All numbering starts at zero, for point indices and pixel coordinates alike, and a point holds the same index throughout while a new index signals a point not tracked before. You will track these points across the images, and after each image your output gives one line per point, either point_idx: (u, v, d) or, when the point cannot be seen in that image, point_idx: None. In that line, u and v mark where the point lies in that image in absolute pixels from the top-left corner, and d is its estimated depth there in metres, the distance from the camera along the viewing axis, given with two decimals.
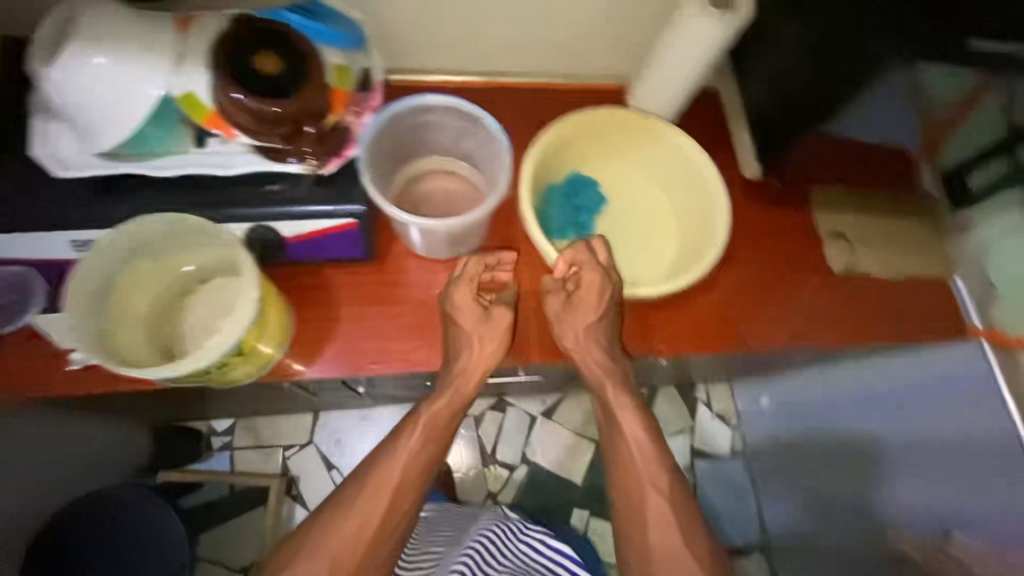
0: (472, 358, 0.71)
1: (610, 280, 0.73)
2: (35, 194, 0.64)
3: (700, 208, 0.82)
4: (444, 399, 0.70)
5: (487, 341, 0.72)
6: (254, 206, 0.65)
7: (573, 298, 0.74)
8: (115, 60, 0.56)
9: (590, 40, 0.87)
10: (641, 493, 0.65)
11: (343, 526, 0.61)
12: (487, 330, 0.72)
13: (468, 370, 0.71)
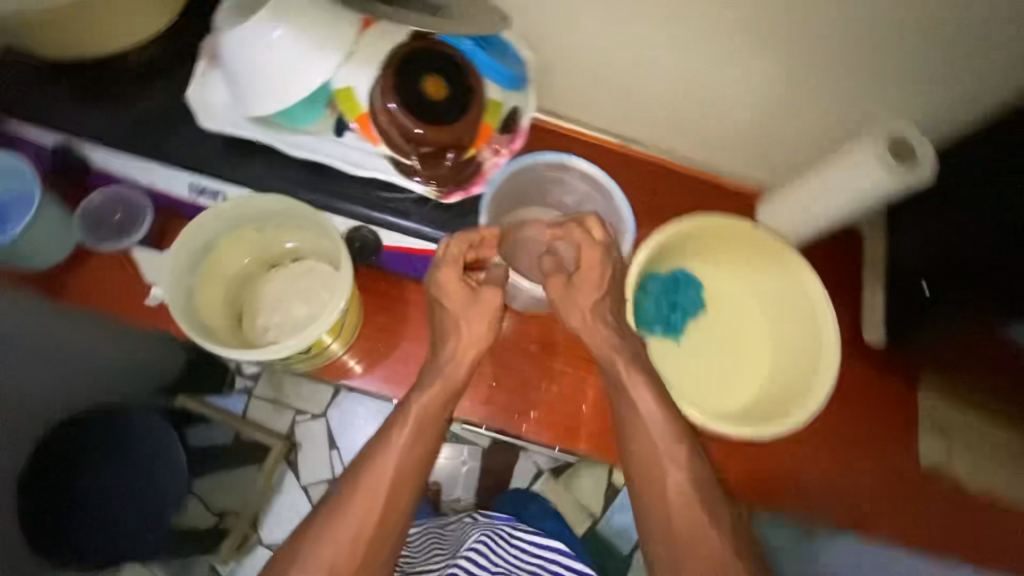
0: (460, 349, 0.59)
1: (613, 259, 0.63)
2: (179, 127, 0.66)
3: (806, 352, 0.76)
4: (429, 390, 0.58)
5: (476, 324, 0.60)
6: (365, 206, 0.65)
7: (571, 271, 0.63)
8: (291, 38, 0.56)
9: (744, 141, 0.84)
10: (661, 469, 0.55)
11: (343, 521, 0.52)
12: (470, 312, 0.60)
13: (455, 359, 0.59)
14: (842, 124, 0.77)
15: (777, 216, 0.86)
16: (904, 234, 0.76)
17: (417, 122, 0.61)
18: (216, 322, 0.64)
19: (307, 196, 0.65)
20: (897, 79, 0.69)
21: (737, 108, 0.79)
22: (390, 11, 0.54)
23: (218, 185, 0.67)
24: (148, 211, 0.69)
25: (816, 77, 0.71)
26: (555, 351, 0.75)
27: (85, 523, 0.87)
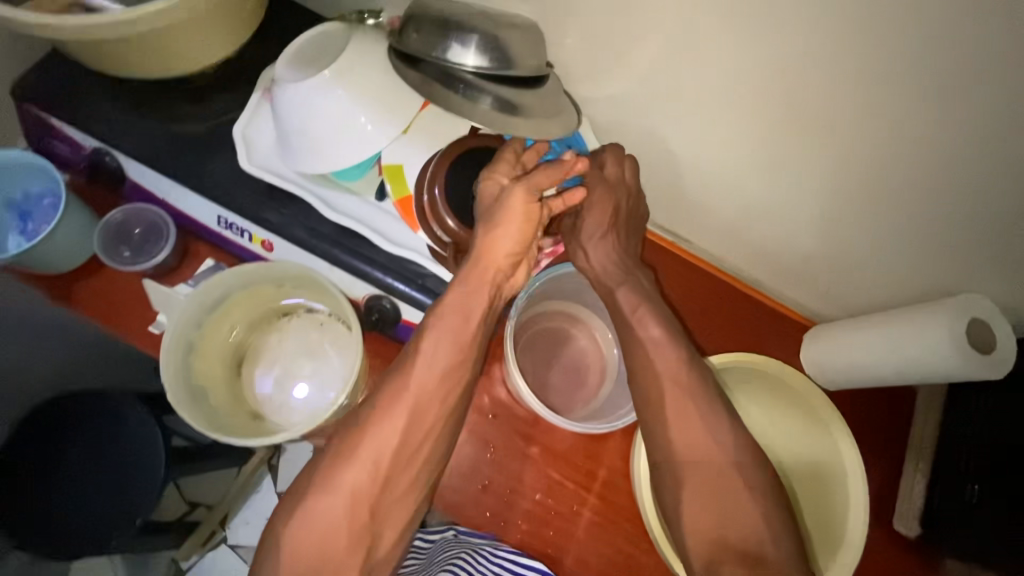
0: (484, 259, 0.54)
1: (619, 190, 0.65)
2: (221, 154, 0.62)
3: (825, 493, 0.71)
4: (453, 290, 0.52)
5: (511, 231, 0.55)
6: (392, 277, 0.60)
7: (580, 215, 0.67)
8: (348, 99, 0.54)
9: (804, 270, 0.79)
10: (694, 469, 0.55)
11: (381, 439, 0.48)
12: (511, 217, 0.54)
13: (484, 260, 0.53)
14: (919, 283, 0.70)
15: (820, 355, 0.79)
16: (961, 418, 0.69)
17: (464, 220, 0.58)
18: (212, 371, 0.62)
19: (336, 256, 0.60)
20: (989, 259, 0.63)
21: (803, 240, 0.74)
22: (457, 102, 0.51)
23: (244, 223, 0.62)
24: (169, 230, 0.67)
25: (900, 234, 0.66)
26: (555, 458, 0.70)
27: (56, 506, 0.87)
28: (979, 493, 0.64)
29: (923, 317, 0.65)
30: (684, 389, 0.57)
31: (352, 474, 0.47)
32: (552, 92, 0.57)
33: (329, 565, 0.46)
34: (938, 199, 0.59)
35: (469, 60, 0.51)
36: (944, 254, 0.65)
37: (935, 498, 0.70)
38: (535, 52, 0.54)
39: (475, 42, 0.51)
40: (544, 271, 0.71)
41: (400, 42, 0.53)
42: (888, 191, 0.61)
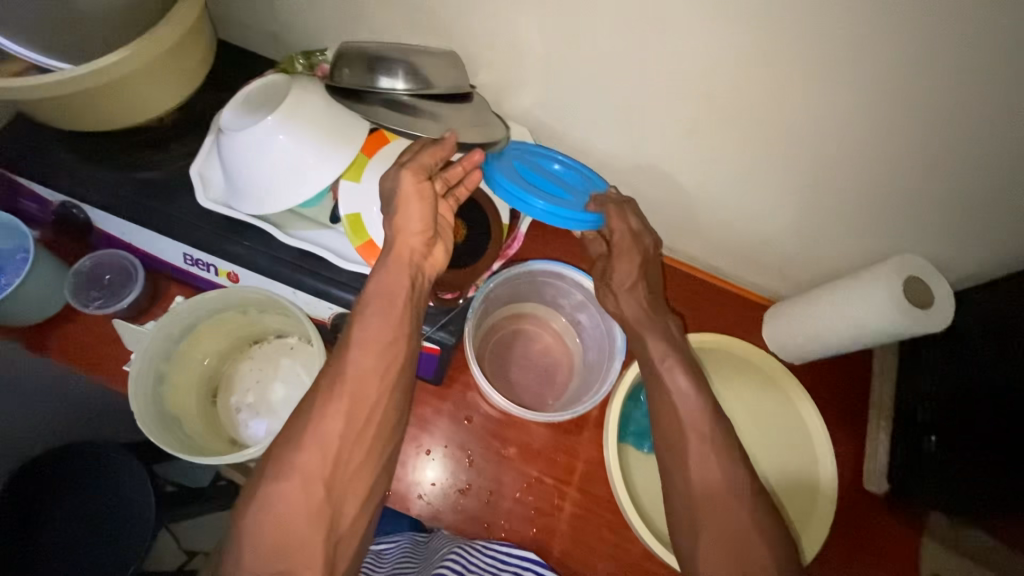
0: (394, 243, 0.55)
1: (642, 246, 0.65)
2: (176, 197, 0.65)
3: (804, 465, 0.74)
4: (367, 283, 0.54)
5: (411, 213, 0.55)
6: (353, 294, 0.62)
7: (609, 262, 0.68)
8: (294, 141, 0.57)
9: (753, 252, 0.82)
10: (663, 438, 0.55)
11: (329, 416, 0.48)
12: (410, 199, 0.55)
13: (392, 246, 0.55)
14: (858, 249, 0.74)
15: (784, 341, 0.81)
16: (931, 374, 0.72)
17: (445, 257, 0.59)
18: (184, 400, 0.63)
19: (300, 280, 0.63)
20: (912, 221, 0.67)
21: (748, 222, 0.77)
22: (397, 121, 0.56)
23: (209, 257, 0.65)
24: (137, 271, 0.70)
25: (832, 205, 0.69)
26: (532, 455, 0.72)
27: None
28: (936, 443, 0.68)
29: (862, 285, 0.68)
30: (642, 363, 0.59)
31: (303, 460, 0.46)
32: (477, 108, 0.64)
33: (290, 541, 0.45)
34: (854, 172, 0.64)
35: (400, 85, 0.57)
36: (873, 222, 0.69)
37: (898, 457, 0.74)
38: (457, 74, 0.61)
39: (402, 70, 0.57)
40: (513, 268, 0.72)
41: (334, 79, 0.58)
42: (810, 168, 0.65)
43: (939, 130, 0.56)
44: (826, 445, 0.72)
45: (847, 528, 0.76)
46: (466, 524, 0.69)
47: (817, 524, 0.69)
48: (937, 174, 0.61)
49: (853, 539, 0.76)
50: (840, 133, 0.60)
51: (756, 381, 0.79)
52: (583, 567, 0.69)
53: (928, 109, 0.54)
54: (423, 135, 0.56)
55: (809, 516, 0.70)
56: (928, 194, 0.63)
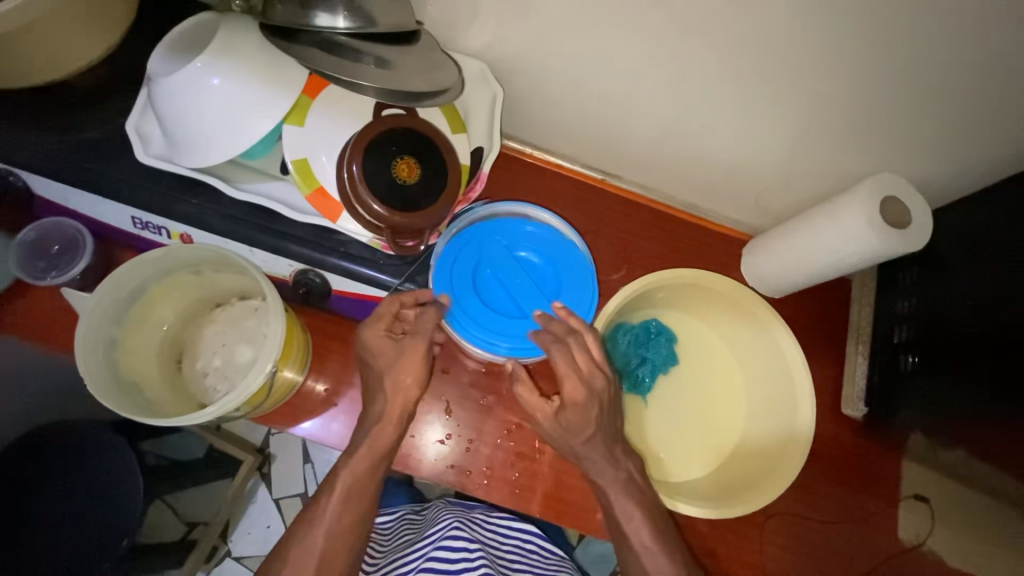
0: (389, 402, 0.62)
1: (597, 392, 0.62)
2: (114, 159, 0.61)
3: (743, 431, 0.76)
4: (361, 450, 0.61)
5: (409, 374, 0.62)
6: (313, 249, 0.60)
7: (561, 412, 0.62)
8: (231, 82, 0.54)
9: (730, 185, 0.79)
10: None
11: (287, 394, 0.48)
12: (399, 360, 0.62)
13: (386, 413, 0.62)
14: (836, 174, 0.72)
15: (759, 269, 0.80)
16: (910, 297, 0.71)
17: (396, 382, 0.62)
18: (145, 367, 0.61)
19: (254, 237, 0.60)
20: (887, 142, 0.65)
21: (726, 154, 0.74)
22: (334, 65, 0.53)
23: (158, 220, 0.61)
24: (86, 239, 0.66)
25: (807, 131, 0.67)
26: (510, 403, 0.71)
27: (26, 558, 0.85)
28: (917, 363, 0.68)
29: (839, 211, 0.66)
30: None
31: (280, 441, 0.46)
32: (424, 49, 0.60)
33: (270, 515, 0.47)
34: (823, 94, 0.61)
35: (339, 24, 0.52)
36: (846, 144, 0.67)
37: (876, 378, 0.75)
38: (401, 11, 0.56)
39: (342, 7, 0.52)
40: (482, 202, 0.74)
41: (268, 17, 0.54)
42: (788, 93, 0.62)
43: (906, 44, 0.53)
44: (804, 371, 0.71)
45: (826, 452, 0.77)
46: (447, 476, 0.69)
47: (755, 484, 0.71)
48: (907, 91, 0.58)
49: (831, 462, 0.77)
50: (805, 53, 0.57)
51: (734, 308, 0.76)
52: (566, 509, 0.69)
53: (895, 22, 0.51)
54: (367, 82, 0.54)
55: (787, 443, 0.71)
56: (898, 113, 0.61)
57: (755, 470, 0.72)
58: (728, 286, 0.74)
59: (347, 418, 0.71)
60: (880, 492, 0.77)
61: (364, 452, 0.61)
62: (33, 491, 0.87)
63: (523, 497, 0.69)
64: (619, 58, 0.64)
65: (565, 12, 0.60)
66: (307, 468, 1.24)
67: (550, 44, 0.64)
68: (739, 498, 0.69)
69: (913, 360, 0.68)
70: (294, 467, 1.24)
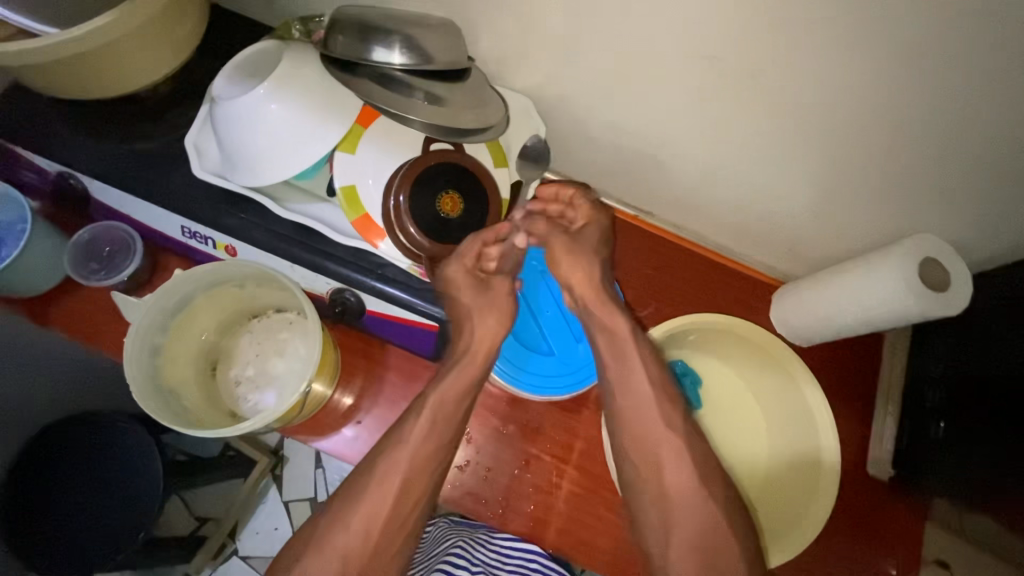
0: (476, 338, 0.67)
1: (586, 204, 0.72)
2: (170, 171, 0.63)
3: (751, 472, 0.76)
4: (451, 377, 0.64)
5: (487, 313, 0.69)
6: (352, 269, 0.61)
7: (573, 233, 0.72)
8: (289, 108, 0.56)
9: (766, 231, 0.79)
10: None
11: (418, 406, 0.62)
12: (485, 304, 0.68)
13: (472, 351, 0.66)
14: (875, 230, 0.71)
15: (790, 317, 0.79)
16: (939, 357, 0.71)
17: (487, 322, 0.68)
18: (182, 374, 0.64)
19: (296, 255, 0.61)
20: (930, 205, 0.65)
21: (764, 202, 0.74)
22: (387, 99, 0.55)
23: (206, 231, 0.63)
24: (137, 243, 0.69)
25: (849, 187, 0.67)
26: (531, 434, 0.72)
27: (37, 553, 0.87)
28: (945, 429, 0.67)
29: (878, 267, 0.65)
30: None
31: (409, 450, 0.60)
32: (475, 86, 0.62)
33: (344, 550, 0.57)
34: (867, 151, 0.61)
35: (395, 59, 0.55)
36: (889, 201, 0.66)
37: (904, 440, 0.74)
38: (455, 49, 0.58)
39: (399, 43, 0.55)
40: None
41: (329, 48, 0.56)
42: (831, 150, 0.63)
43: (959, 107, 0.53)
44: (829, 424, 0.70)
45: (844, 508, 0.76)
46: (463, 504, 0.70)
47: (770, 516, 0.73)
48: (957, 154, 0.58)
49: (847, 518, 0.75)
50: (854, 110, 0.57)
51: (759, 351, 0.75)
52: (578, 548, 0.69)
53: (952, 85, 0.51)
54: (417, 117, 0.55)
55: (806, 500, 0.70)
56: (946, 176, 0.60)
57: (781, 512, 0.72)
58: (753, 330, 0.74)
59: (368, 435, 0.72)
60: (902, 555, 0.74)
61: (385, 443, 0.62)
62: (56, 492, 0.89)
63: (537, 529, 0.69)
64: (665, 104, 0.65)
65: (618, 58, 0.61)
66: (319, 472, 1.25)
67: (599, 86, 0.66)
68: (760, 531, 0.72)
69: (945, 428, 0.67)
70: (304, 471, 1.25)
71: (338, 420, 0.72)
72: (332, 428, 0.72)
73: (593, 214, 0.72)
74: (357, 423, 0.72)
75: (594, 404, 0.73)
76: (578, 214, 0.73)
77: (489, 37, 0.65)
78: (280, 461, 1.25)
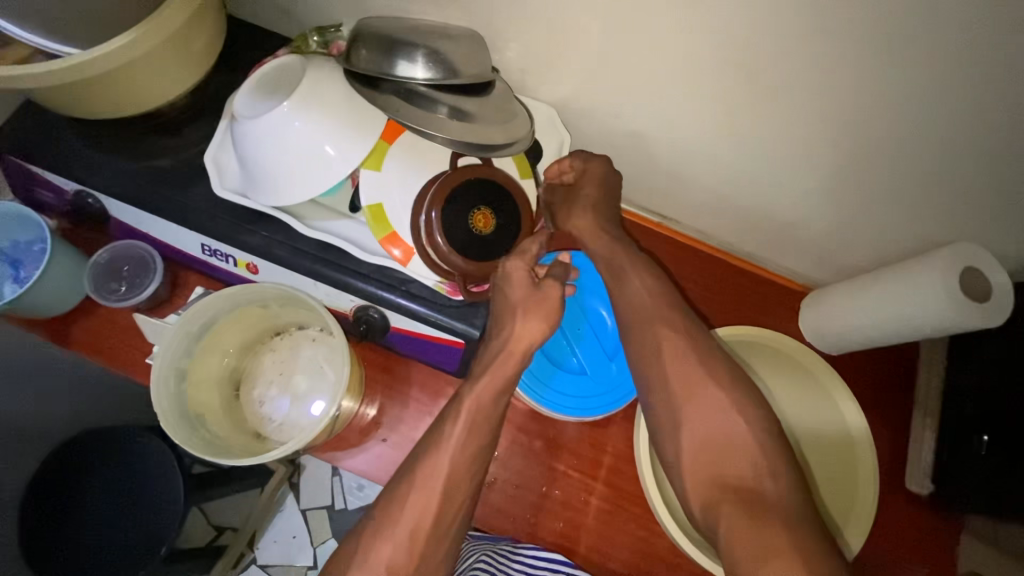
0: (518, 334, 0.56)
1: (588, 171, 0.67)
2: (190, 188, 0.62)
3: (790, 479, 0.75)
4: (484, 375, 0.56)
5: (534, 313, 0.57)
6: (376, 286, 0.59)
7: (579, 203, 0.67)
8: (311, 124, 0.55)
9: (796, 239, 0.77)
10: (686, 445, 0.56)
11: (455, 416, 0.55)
12: (535, 300, 0.57)
13: (508, 349, 0.56)
14: (911, 237, 0.69)
15: (821, 326, 0.77)
16: (978, 367, 0.69)
17: (533, 316, 0.56)
18: (206, 395, 0.62)
19: (320, 273, 0.60)
20: (971, 212, 0.63)
21: (794, 209, 0.72)
22: (412, 114, 0.54)
23: (226, 248, 0.62)
24: (157, 261, 0.68)
25: (886, 194, 0.65)
26: (559, 449, 0.71)
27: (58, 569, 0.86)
28: (989, 443, 0.64)
29: (915, 278, 0.64)
30: (684, 372, 0.57)
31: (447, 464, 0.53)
32: (499, 98, 0.60)
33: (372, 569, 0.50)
34: (906, 158, 0.59)
35: (418, 74, 0.53)
36: (926, 210, 0.65)
37: (944, 454, 0.71)
38: (480, 61, 0.57)
39: (423, 55, 0.53)
40: None
41: (351, 63, 0.55)
42: (868, 157, 0.61)
43: (1006, 111, 0.51)
44: (858, 416, 0.73)
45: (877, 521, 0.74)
46: (490, 522, 0.69)
47: (834, 503, 0.71)
48: (1003, 162, 0.56)
49: (880, 532, 0.74)
50: (896, 119, 0.55)
51: (784, 356, 0.76)
52: (609, 566, 0.68)
53: (1006, 93, 0.49)
54: (442, 132, 0.54)
55: (854, 493, 0.71)
56: (988, 184, 0.59)
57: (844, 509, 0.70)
58: (776, 336, 0.76)
59: (393, 452, 0.71)
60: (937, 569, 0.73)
61: None
62: (78, 507, 0.89)
63: (567, 547, 0.68)
64: (695, 111, 0.63)
65: (648, 65, 0.59)
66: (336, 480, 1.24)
67: (627, 94, 0.64)
68: (828, 514, 0.70)
69: (989, 442, 0.64)
70: (321, 480, 1.23)
71: (363, 438, 0.71)
72: (357, 447, 0.71)
73: (597, 171, 0.67)
74: (382, 441, 0.71)
75: (621, 419, 0.72)
76: (588, 182, 0.67)
77: (513, 47, 0.63)
78: (296, 471, 1.23)
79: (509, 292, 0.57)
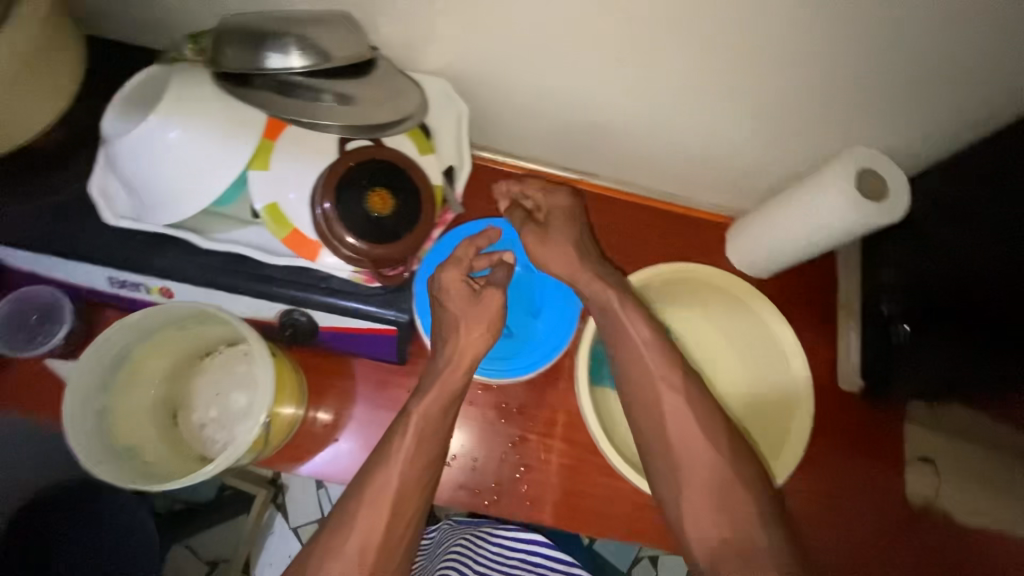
0: (461, 349, 0.63)
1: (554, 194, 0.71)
2: (79, 222, 0.59)
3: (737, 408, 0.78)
4: (432, 391, 0.62)
5: (476, 324, 0.65)
6: (291, 289, 0.59)
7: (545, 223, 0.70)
8: (189, 134, 0.53)
9: (709, 172, 0.79)
10: None
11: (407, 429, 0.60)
12: (473, 312, 0.65)
13: (455, 360, 0.63)
14: (813, 151, 0.71)
15: (745, 251, 0.80)
16: (892, 264, 0.72)
17: (473, 329, 0.64)
18: (140, 430, 0.61)
19: (232, 285, 0.59)
20: (860, 118, 0.65)
21: (701, 142, 0.73)
22: (293, 107, 0.52)
23: (133, 277, 0.60)
24: (64, 305, 0.67)
25: (780, 113, 0.66)
26: (513, 415, 0.72)
27: None
28: (909, 331, 0.69)
29: (817, 188, 0.65)
30: None
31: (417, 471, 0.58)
32: (383, 76, 0.59)
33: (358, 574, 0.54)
34: (791, 74, 0.60)
35: (293, 63, 0.51)
36: (820, 122, 0.66)
37: (870, 350, 0.75)
38: (355, 42, 0.55)
39: (295, 44, 0.52)
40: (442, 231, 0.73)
41: (219, 64, 0.52)
42: (756, 78, 0.61)
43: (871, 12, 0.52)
44: (790, 336, 0.72)
45: (825, 425, 0.78)
46: (457, 498, 0.69)
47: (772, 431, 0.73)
48: (878, 64, 0.58)
49: (829, 435, 0.77)
50: (773, 38, 0.56)
51: (712, 287, 0.76)
52: (577, 516, 0.70)
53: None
54: (330, 121, 0.53)
55: (791, 416, 0.71)
56: (869, 88, 0.61)
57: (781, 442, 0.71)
58: (700, 269, 0.74)
59: (349, 451, 0.71)
60: (884, 457, 0.77)
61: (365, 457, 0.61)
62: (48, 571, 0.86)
63: (536, 507, 0.70)
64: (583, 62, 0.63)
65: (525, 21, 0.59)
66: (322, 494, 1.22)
67: (513, 54, 0.64)
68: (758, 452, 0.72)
69: (908, 332, 0.69)
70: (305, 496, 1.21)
71: (318, 443, 0.70)
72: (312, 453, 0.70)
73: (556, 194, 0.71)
74: (337, 442, 0.71)
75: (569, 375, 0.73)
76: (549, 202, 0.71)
77: (387, 23, 0.62)
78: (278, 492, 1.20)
79: (452, 305, 0.65)
